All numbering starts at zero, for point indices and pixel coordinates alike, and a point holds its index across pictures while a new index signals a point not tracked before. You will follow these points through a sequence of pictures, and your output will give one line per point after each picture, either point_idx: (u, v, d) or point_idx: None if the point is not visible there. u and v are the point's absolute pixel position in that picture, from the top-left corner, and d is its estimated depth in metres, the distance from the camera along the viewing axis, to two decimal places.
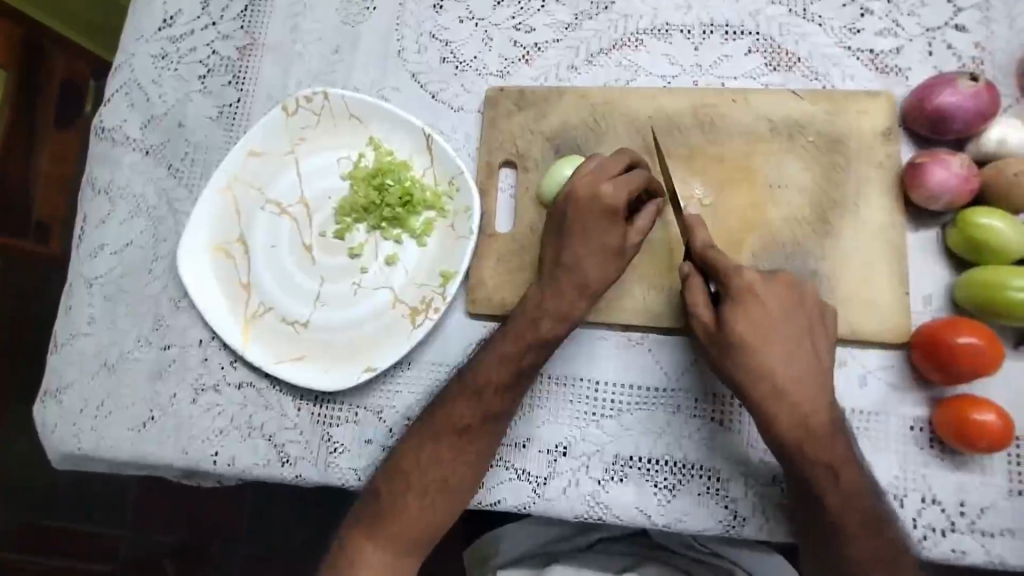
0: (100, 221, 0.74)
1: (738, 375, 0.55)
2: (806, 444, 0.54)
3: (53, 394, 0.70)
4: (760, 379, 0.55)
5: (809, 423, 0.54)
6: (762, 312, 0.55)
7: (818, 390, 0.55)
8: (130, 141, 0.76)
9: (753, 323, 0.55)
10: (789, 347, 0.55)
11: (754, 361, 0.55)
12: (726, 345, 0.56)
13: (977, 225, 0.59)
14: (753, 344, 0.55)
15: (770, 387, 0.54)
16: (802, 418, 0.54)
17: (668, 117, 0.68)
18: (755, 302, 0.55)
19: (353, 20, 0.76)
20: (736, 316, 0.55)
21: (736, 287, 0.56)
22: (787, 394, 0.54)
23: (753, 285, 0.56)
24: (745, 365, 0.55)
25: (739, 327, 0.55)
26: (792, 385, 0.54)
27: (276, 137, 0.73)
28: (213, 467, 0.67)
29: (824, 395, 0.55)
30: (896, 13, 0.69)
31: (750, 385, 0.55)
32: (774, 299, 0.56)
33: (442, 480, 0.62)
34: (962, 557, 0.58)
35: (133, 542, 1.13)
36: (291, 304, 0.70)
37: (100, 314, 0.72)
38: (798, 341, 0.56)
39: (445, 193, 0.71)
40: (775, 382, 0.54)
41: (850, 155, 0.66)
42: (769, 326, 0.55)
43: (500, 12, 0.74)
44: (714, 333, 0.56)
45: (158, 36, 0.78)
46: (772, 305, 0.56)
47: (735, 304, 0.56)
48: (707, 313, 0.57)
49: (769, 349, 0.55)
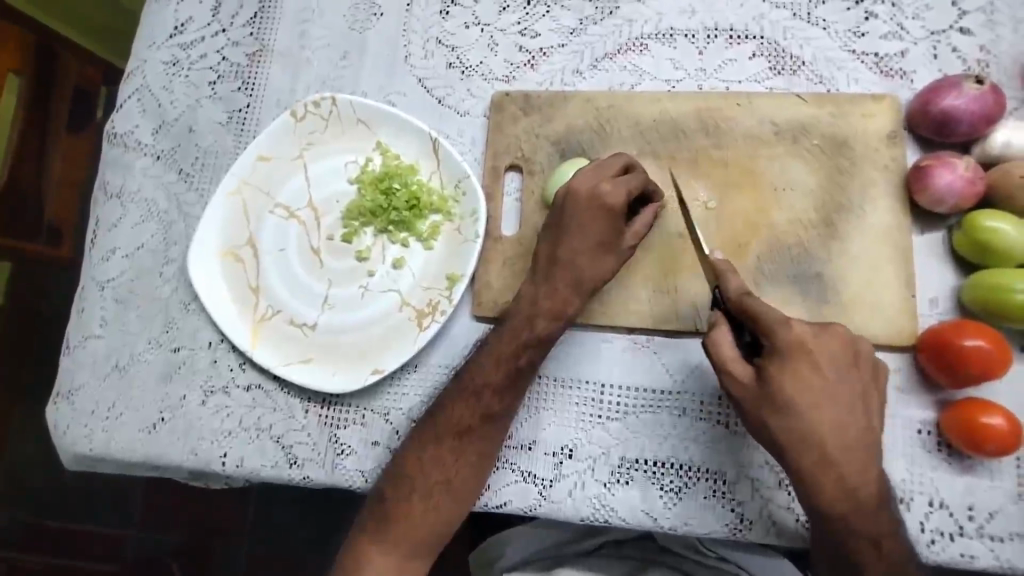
0: (112, 225, 0.75)
1: (786, 438, 0.54)
2: (850, 514, 0.53)
3: (65, 395, 0.71)
4: (807, 444, 0.53)
5: (858, 497, 0.53)
6: (812, 372, 0.53)
7: (867, 458, 0.53)
8: (141, 147, 0.77)
9: (804, 387, 0.53)
10: (842, 413, 0.53)
11: (801, 424, 0.53)
12: (771, 407, 0.54)
13: (981, 227, 0.59)
14: (803, 408, 0.53)
15: (819, 455, 0.53)
16: (849, 491, 0.53)
17: (673, 121, 0.69)
18: (807, 362, 0.54)
19: (360, 27, 0.77)
20: (783, 377, 0.53)
21: (786, 344, 0.54)
22: (835, 461, 0.53)
23: (803, 342, 0.54)
24: (789, 429, 0.53)
25: (788, 391, 0.53)
26: (841, 452, 0.53)
27: (285, 143, 0.74)
28: (221, 469, 0.68)
29: (874, 462, 0.54)
30: (900, 17, 0.69)
31: (797, 450, 0.53)
32: (825, 356, 0.54)
33: (445, 481, 0.62)
34: (972, 562, 0.57)
35: (138, 544, 1.14)
36: (300, 307, 0.71)
37: (111, 316, 0.73)
38: (849, 404, 0.54)
39: (452, 197, 0.71)
40: (823, 448, 0.53)
41: (855, 158, 0.66)
42: (820, 388, 0.53)
43: (505, 18, 0.75)
44: (755, 392, 0.54)
45: (169, 43, 0.80)
46: (824, 364, 0.54)
47: (782, 363, 0.54)
48: (743, 369, 0.55)
49: (818, 413, 0.53)
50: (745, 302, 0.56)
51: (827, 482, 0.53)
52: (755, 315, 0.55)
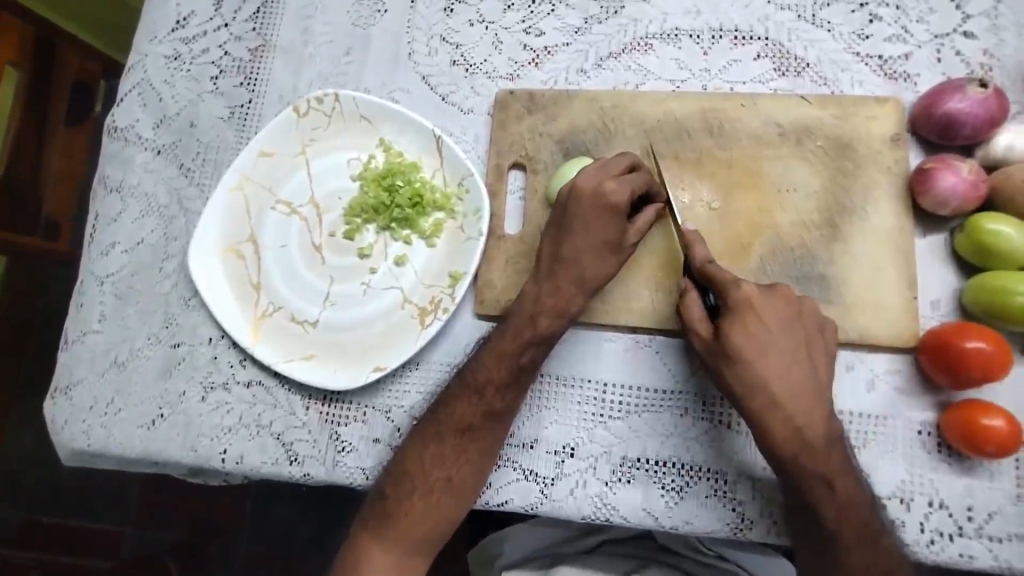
0: (112, 219, 0.75)
1: (737, 387, 0.55)
2: (804, 458, 0.54)
3: (63, 391, 0.71)
4: (757, 391, 0.55)
5: (809, 444, 0.54)
6: (760, 325, 0.55)
7: (815, 406, 0.55)
8: (142, 141, 0.77)
9: (752, 338, 0.55)
10: (789, 364, 0.55)
11: (750, 372, 0.55)
12: (723, 358, 0.56)
13: (983, 229, 0.60)
14: (751, 358, 0.55)
15: (767, 401, 0.54)
16: (798, 433, 0.54)
17: (677, 121, 0.69)
18: (754, 315, 0.56)
19: (364, 23, 0.77)
20: (732, 329, 0.55)
21: (736, 300, 0.56)
22: (784, 408, 0.54)
23: (751, 297, 0.56)
24: (742, 379, 0.55)
25: (736, 341, 0.55)
26: (790, 399, 0.54)
27: (287, 138, 0.74)
28: (221, 465, 0.67)
29: (823, 411, 0.55)
30: (904, 20, 0.69)
31: (747, 398, 0.55)
32: (773, 311, 0.56)
33: (446, 479, 0.62)
34: (971, 562, 0.58)
35: (135, 540, 1.14)
36: (301, 304, 0.71)
37: (110, 311, 0.73)
38: (796, 357, 0.55)
39: (455, 195, 0.71)
40: (772, 395, 0.54)
41: (858, 160, 0.66)
42: (767, 339, 0.55)
43: (510, 16, 0.75)
44: (712, 347, 0.57)
45: (171, 37, 0.79)
46: (772, 318, 0.56)
47: (734, 317, 0.56)
48: (705, 327, 0.58)
49: (766, 363, 0.55)
50: (704, 266, 0.59)
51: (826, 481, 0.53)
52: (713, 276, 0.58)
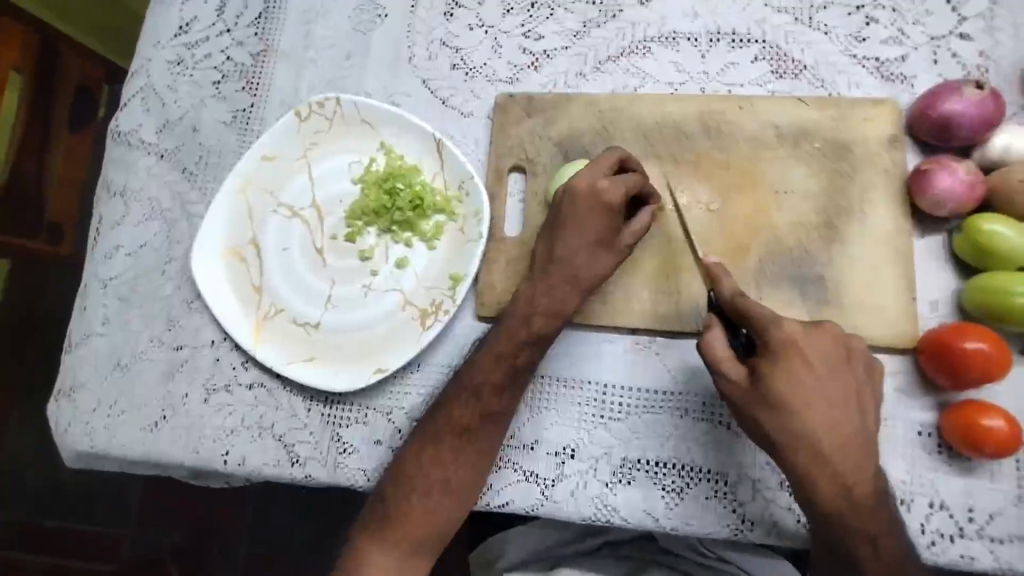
0: (115, 223, 0.76)
1: (780, 435, 0.54)
2: (848, 512, 0.53)
3: (67, 392, 0.71)
4: (800, 441, 0.53)
5: (854, 496, 0.53)
6: (804, 369, 0.54)
7: (862, 456, 0.54)
8: (145, 145, 0.77)
9: (797, 385, 0.54)
10: (833, 410, 0.54)
11: (796, 422, 0.53)
12: (766, 405, 0.54)
13: (981, 230, 0.60)
14: (796, 406, 0.53)
15: (813, 452, 0.53)
16: (844, 486, 0.53)
17: (675, 123, 0.69)
18: (798, 360, 0.54)
19: (364, 28, 0.78)
20: (776, 375, 0.54)
21: (780, 344, 0.54)
22: (831, 459, 0.53)
23: (794, 339, 0.54)
24: (785, 427, 0.54)
25: (782, 389, 0.53)
26: (836, 449, 0.53)
27: (289, 143, 0.74)
28: (223, 467, 0.68)
29: (869, 460, 0.54)
30: (901, 22, 0.69)
31: (791, 447, 0.54)
32: (817, 354, 0.55)
33: (445, 481, 0.62)
34: (972, 563, 0.58)
35: (137, 544, 1.14)
36: (302, 306, 0.71)
37: (113, 314, 0.73)
38: (842, 403, 0.54)
39: (455, 198, 0.72)
40: (816, 445, 0.53)
41: (855, 161, 0.66)
42: (813, 385, 0.54)
43: (509, 20, 0.75)
44: (750, 392, 0.55)
45: (173, 42, 0.80)
46: (815, 362, 0.54)
47: (775, 361, 0.54)
48: (738, 371, 0.56)
49: (811, 412, 0.53)
50: (735, 300, 0.58)
51: (824, 481, 0.53)
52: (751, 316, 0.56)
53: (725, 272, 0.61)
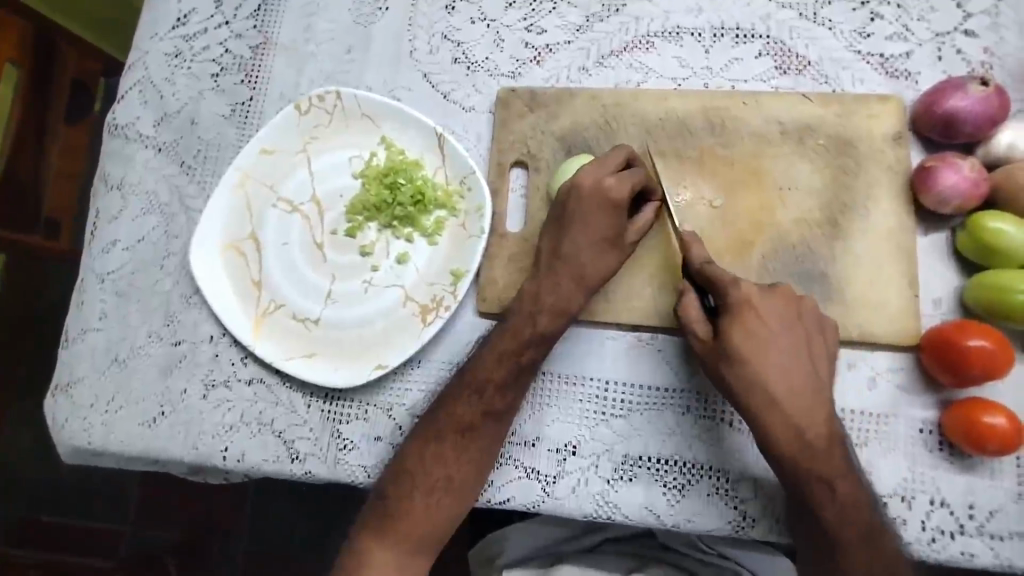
0: (112, 217, 0.75)
1: (735, 385, 0.56)
2: (801, 457, 0.54)
3: (65, 388, 0.71)
4: (755, 389, 0.55)
5: (810, 442, 0.54)
6: (759, 324, 0.56)
7: (816, 404, 0.55)
8: (143, 139, 0.77)
9: (749, 337, 0.56)
10: (788, 363, 0.56)
11: (749, 372, 0.56)
12: (721, 356, 0.57)
13: (985, 228, 0.60)
14: (750, 358, 0.56)
15: (767, 400, 0.55)
16: (797, 433, 0.54)
17: (678, 119, 0.69)
18: (753, 315, 0.57)
19: (365, 21, 0.77)
20: (728, 326, 0.57)
21: (736, 300, 0.57)
22: (784, 407, 0.55)
23: (750, 296, 0.57)
24: (740, 377, 0.56)
25: (734, 340, 0.56)
26: (790, 399, 0.55)
27: (288, 136, 0.73)
28: (222, 463, 0.67)
29: (823, 410, 0.55)
30: (906, 18, 0.69)
31: (747, 395, 0.56)
32: (770, 310, 0.57)
33: (446, 479, 0.62)
34: (972, 560, 0.58)
35: (134, 539, 1.14)
36: (302, 302, 0.71)
37: (111, 309, 0.73)
38: (797, 356, 0.56)
39: (456, 193, 0.71)
40: (770, 393, 0.55)
41: (859, 158, 0.66)
42: (766, 338, 0.56)
43: (512, 13, 0.75)
44: (709, 346, 0.57)
45: (172, 34, 0.79)
46: (768, 317, 0.57)
47: (732, 316, 0.57)
48: (699, 328, 0.58)
49: (766, 363, 0.56)
50: (704, 267, 0.58)
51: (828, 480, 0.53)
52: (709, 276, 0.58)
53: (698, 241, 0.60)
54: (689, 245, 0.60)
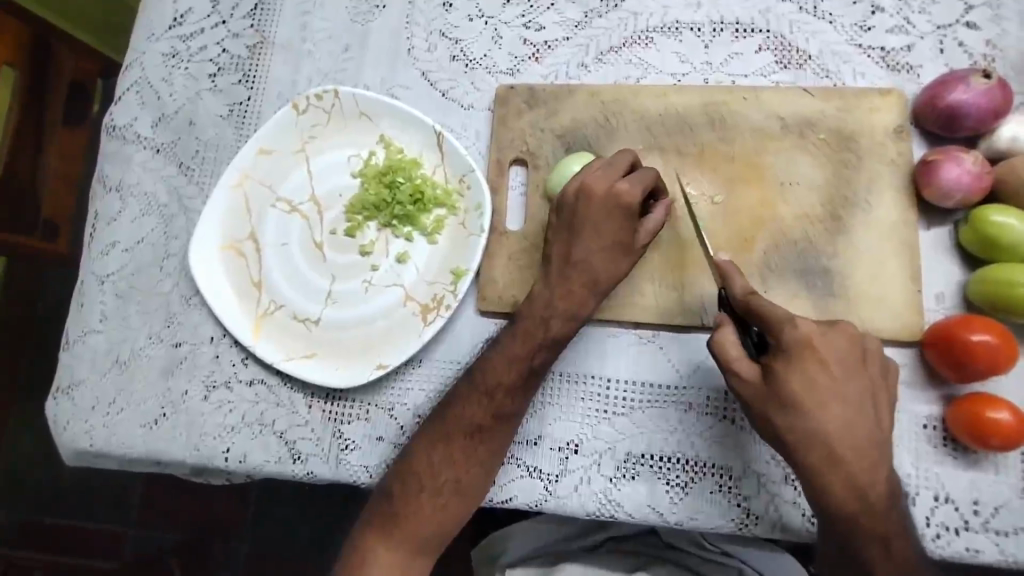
0: (111, 219, 0.75)
1: (790, 437, 0.53)
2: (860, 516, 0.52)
3: (65, 390, 0.70)
4: (815, 443, 0.52)
5: (867, 501, 0.52)
6: (820, 370, 0.53)
7: (876, 460, 0.52)
8: (141, 139, 0.76)
9: (811, 386, 0.53)
10: (851, 413, 0.53)
11: (809, 423, 0.52)
12: (778, 406, 0.53)
13: (988, 221, 0.59)
14: (809, 408, 0.52)
15: (826, 454, 0.52)
16: (848, 483, 0.52)
17: (678, 115, 0.68)
18: (814, 361, 0.53)
19: (362, 19, 0.76)
20: (791, 375, 0.53)
21: (792, 344, 0.53)
22: (844, 461, 0.52)
23: (811, 340, 0.53)
24: (799, 429, 0.53)
25: (795, 390, 0.53)
26: (850, 451, 0.52)
27: (286, 136, 0.73)
28: (224, 465, 0.67)
29: (882, 465, 0.53)
30: (907, 11, 0.69)
31: (803, 449, 0.53)
32: (833, 355, 0.54)
33: (455, 480, 0.61)
34: (976, 556, 0.58)
35: (139, 541, 1.14)
36: (302, 302, 0.70)
37: (112, 310, 0.72)
38: (859, 404, 0.53)
39: (456, 191, 0.71)
40: (832, 447, 0.52)
41: (861, 152, 0.66)
42: (829, 387, 0.53)
43: (510, 10, 0.74)
44: (764, 392, 0.54)
45: (168, 34, 0.79)
46: (831, 362, 0.53)
47: (789, 362, 0.53)
48: (753, 372, 0.55)
49: (828, 414, 0.52)
50: (749, 300, 0.57)
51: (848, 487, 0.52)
52: (761, 316, 0.55)
53: (737, 271, 0.59)
54: (729, 276, 0.59)
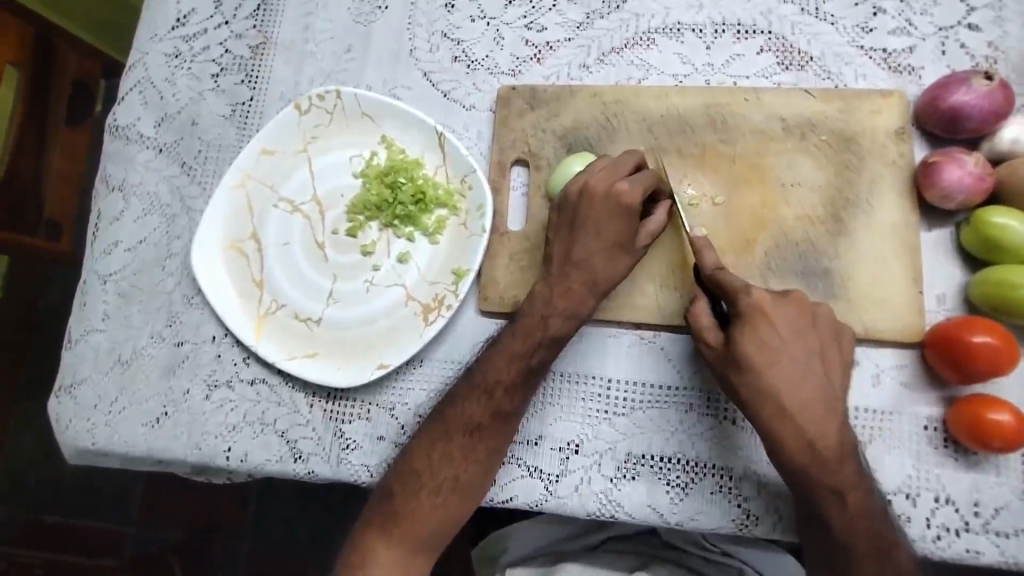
0: (114, 218, 0.75)
1: (745, 396, 0.55)
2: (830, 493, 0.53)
3: (67, 389, 0.71)
4: (766, 399, 0.54)
5: (820, 457, 0.53)
6: (771, 332, 0.55)
7: (830, 418, 0.54)
8: (144, 140, 0.77)
9: (763, 345, 0.54)
10: (802, 373, 0.54)
11: (761, 381, 0.54)
12: (734, 366, 0.55)
13: (989, 223, 0.59)
14: (759, 366, 0.54)
15: (778, 409, 0.54)
16: (848, 484, 0.52)
17: (680, 116, 0.68)
18: (767, 324, 0.55)
19: (365, 20, 0.77)
20: (743, 336, 0.55)
21: (746, 307, 0.55)
22: (793, 416, 0.53)
23: (763, 303, 0.55)
24: (752, 387, 0.54)
25: (748, 350, 0.54)
26: (800, 406, 0.53)
27: (288, 136, 0.73)
28: (225, 464, 0.67)
29: (835, 422, 0.54)
30: (908, 13, 0.69)
31: (756, 406, 0.54)
32: (787, 319, 0.55)
33: (454, 479, 0.62)
34: (977, 557, 0.58)
35: (139, 540, 1.14)
36: (304, 301, 0.71)
37: (114, 310, 0.73)
38: (810, 364, 0.55)
39: (458, 191, 0.71)
40: (781, 403, 0.54)
41: (863, 154, 0.66)
42: (780, 349, 0.54)
43: (511, 11, 0.74)
44: (722, 355, 0.56)
45: (171, 35, 0.79)
46: (784, 326, 0.55)
47: (742, 324, 0.55)
48: (713, 336, 0.57)
49: (778, 372, 0.54)
50: (714, 273, 0.59)
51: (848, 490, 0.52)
52: (722, 284, 0.58)
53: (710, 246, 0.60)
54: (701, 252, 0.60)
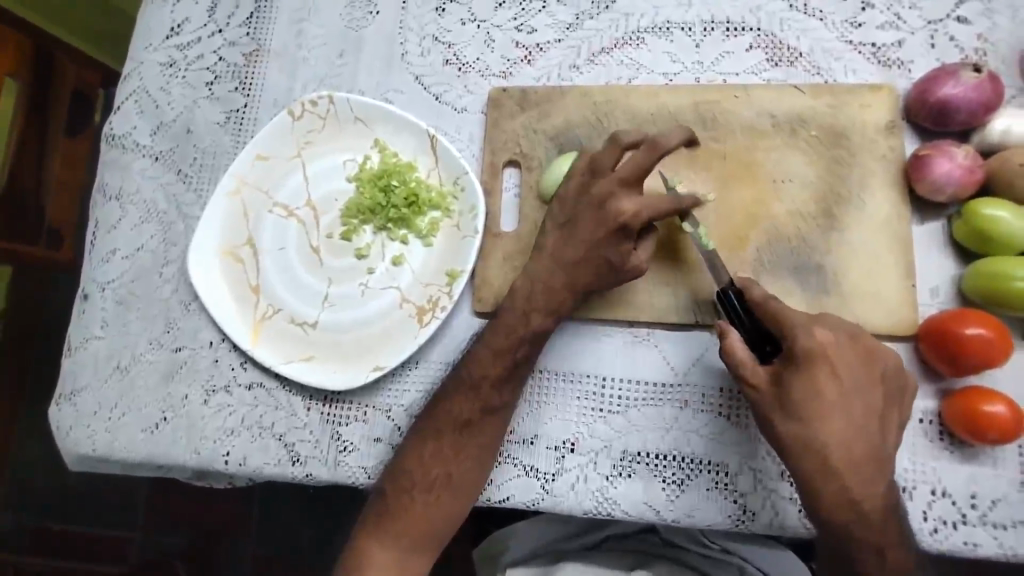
0: (111, 227, 0.75)
1: (790, 442, 0.54)
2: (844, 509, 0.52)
3: (67, 396, 0.71)
4: (810, 451, 0.53)
5: (858, 505, 0.53)
6: (829, 379, 0.53)
7: (873, 474, 0.53)
8: (140, 148, 0.77)
9: (818, 397, 0.53)
10: (855, 426, 0.53)
11: (808, 430, 0.53)
12: (782, 411, 0.54)
13: (981, 214, 0.59)
14: (811, 416, 0.53)
15: (820, 461, 0.53)
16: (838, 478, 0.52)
17: (670, 114, 0.69)
18: (824, 372, 0.53)
19: (357, 25, 0.77)
20: (796, 382, 0.53)
21: (802, 350, 0.54)
22: (838, 473, 0.52)
23: (823, 348, 0.53)
24: (800, 438, 0.53)
25: (797, 396, 0.53)
26: (843, 460, 0.52)
27: (282, 141, 0.74)
28: (224, 468, 0.68)
29: (881, 478, 0.53)
30: (897, 6, 0.69)
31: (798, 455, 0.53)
32: (845, 365, 0.54)
33: (446, 475, 0.62)
34: (975, 550, 0.58)
35: (143, 545, 1.15)
36: (299, 305, 0.71)
37: (112, 317, 0.73)
38: (865, 419, 0.53)
39: (450, 193, 0.71)
40: (828, 459, 0.52)
41: (853, 148, 0.66)
42: (834, 398, 0.53)
43: (502, 13, 0.75)
44: (767, 394, 0.55)
45: (165, 44, 0.80)
46: (843, 373, 0.53)
47: (799, 368, 0.53)
48: (759, 374, 0.55)
49: (829, 425, 0.53)
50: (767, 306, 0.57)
51: (839, 486, 0.52)
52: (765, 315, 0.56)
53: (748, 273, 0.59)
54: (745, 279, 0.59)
